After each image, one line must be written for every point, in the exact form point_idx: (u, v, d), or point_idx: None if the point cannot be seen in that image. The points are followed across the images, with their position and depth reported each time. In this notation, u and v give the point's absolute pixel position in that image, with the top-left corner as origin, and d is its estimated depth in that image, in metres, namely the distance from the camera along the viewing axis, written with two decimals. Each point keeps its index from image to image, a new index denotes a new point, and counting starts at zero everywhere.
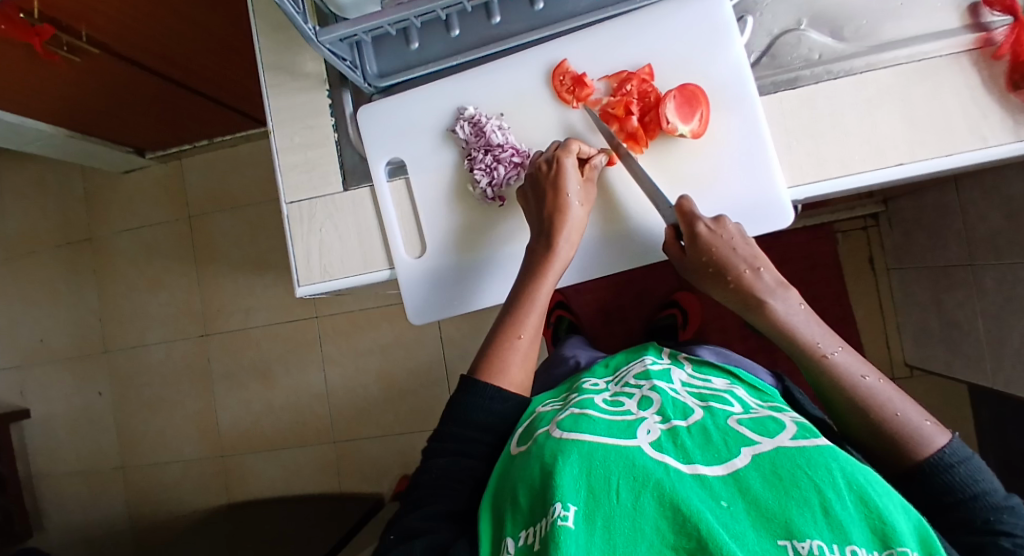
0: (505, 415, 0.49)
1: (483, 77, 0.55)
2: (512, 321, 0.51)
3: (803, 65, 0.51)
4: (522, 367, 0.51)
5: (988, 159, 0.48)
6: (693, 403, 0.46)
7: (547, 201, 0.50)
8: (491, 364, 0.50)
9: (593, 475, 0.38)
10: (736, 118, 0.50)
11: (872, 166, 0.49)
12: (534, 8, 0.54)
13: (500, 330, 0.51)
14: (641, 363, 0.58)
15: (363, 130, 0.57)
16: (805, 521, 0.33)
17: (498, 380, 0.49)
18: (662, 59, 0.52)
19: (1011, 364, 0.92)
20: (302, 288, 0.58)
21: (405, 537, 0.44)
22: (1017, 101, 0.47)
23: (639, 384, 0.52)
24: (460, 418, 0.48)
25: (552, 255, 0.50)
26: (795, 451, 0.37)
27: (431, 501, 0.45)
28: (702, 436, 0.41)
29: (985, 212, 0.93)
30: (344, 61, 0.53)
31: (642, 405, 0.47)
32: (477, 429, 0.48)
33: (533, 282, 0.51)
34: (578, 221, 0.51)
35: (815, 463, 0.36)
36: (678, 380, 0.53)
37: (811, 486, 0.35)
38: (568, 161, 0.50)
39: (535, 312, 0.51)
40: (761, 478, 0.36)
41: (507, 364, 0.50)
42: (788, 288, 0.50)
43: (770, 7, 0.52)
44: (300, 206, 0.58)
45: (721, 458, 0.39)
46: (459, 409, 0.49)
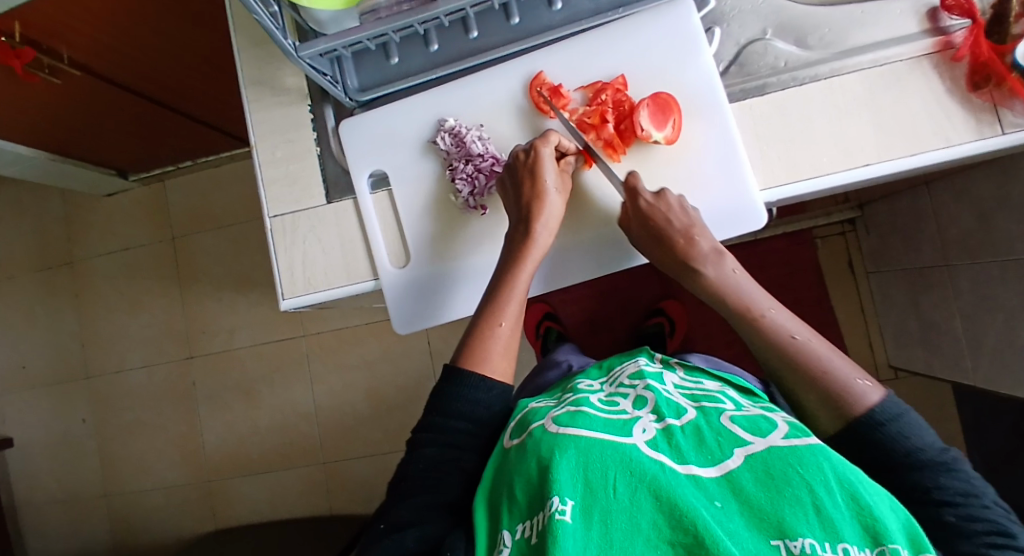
0: (489, 404, 0.49)
1: (463, 89, 0.56)
2: (493, 310, 0.51)
3: (770, 72, 0.53)
4: (504, 356, 0.51)
5: (953, 157, 0.50)
6: (687, 404, 0.47)
7: (525, 187, 0.51)
8: (474, 351, 0.50)
9: (590, 469, 0.38)
10: (708, 124, 0.52)
11: (841, 167, 0.51)
12: (510, 22, 0.56)
13: (480, 320, 0.51)
14: (635, 364, 0.59)
15: (345, 143, 0.58)
16: (798, 520, 0.34)
17: (483, 368, 0.50)
18: (634, 70, 0.54)
19: (989, 360, 0.94)
20: (287, 301, 0.58)
21: (393, 530, 0.43)
22: (978, 100, 0.50)
23: (633, 385, 0.52)
24: (447, 411, 0.48)
25: (530, 243, 0.51)
26: (788, 451, 0.38)
27: (418, 494, 0.45)
28: (695, 436, 0.41)
29: (955, 214, 0.96)
30: (325, 76, 0.54)
31: (636, 406, 0.48)
32: (464, 420, 0.48)
33: (509, 272, 0.51)
34: (555, 211, 0.52)
35: (807, 461, 0.36)
36: (671, 382, 0.54)
37: (804, 485, 0.35)
38: (546, 151, 0.51)
39: (514, 299, 0.51)
40: (754, 478, 0.37)
41: (488, 352, 0.50)
42: (724, 256, 0.52)
43: (738, 18, 0.54)
44: (283, 219, 0.59)
45: (715, 459, 0.39)
46: (445, 400, 0.48)
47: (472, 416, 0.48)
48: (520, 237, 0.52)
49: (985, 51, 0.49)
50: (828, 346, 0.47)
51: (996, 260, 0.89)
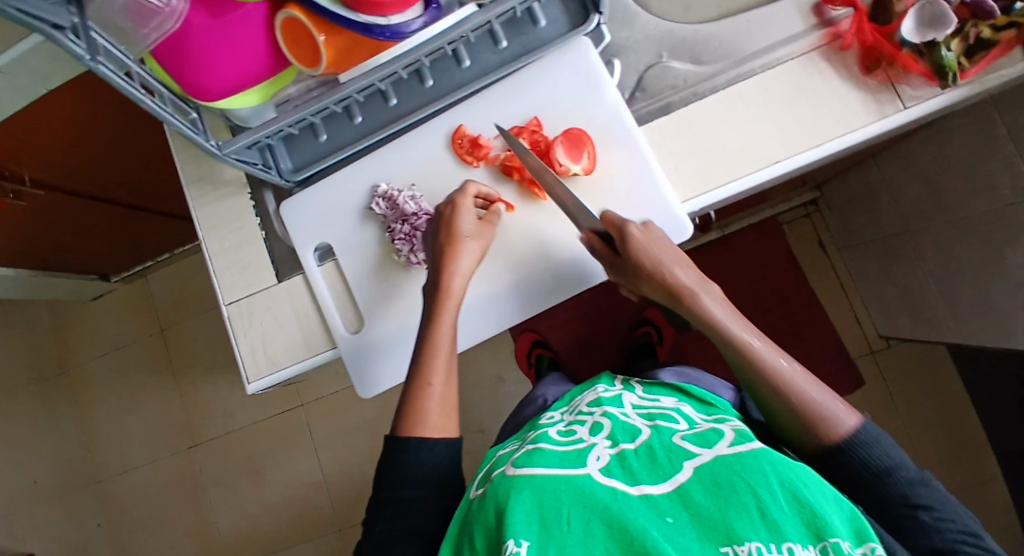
0: (433, 461, 0.49)
1: (390, 154, 0.59)
2: (421, 369, 0.52)
3: (672, 92, 0.55)
4: (442, 413, 0.51)
5: (856, 141, 0.52)
6: (642, 424, 0.49)
7: (440, 234, 0.53)
8: (409, 417, 0.50)
9: (545, 507, 0.38)
10: (622, 149, 0.54)
11: (754, 168, 0.53)
12: (425, 85, 0.58)
13: (412, 380, 0.52)
14: (595, 391, 0.60)
15: (288, 222, 0.60)
16: (746, 526, 0.34)
17: (420, 430, 0.50)
18: (546, 110, 0.56)
19: (968, 318, 0.95)
20: (253, 385, 0.59)
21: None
22: (875, 81, 0.52)
23: (591, 410, 0.54)
24: (390, 478, 0.48)
25: (446, 293, 0.52)
26: (731, 459, 0.39)
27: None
28: (648, 457, 0.43)
29: (904, 181, 0.98)
30: (256, 165, 0.56)
31: (594, 431, 0.49)
32: (414, 483, 0.48)
33: (431, 325, 0.52)
34: (471, 255, 0.53)
35: (751, 467, 0.38)
36: (631, 404, 0.55)
37: (748, 489, 0.36)
38: (464, 202, 0.53)
39: (440, 354, 0.52)
40: (702, 489, 0.38)
41: (423, 412, 0.50)
42: (709, 283, 0.51)
43: (634, 48, 0.57)
44: (239, 304, 0.61)
45: (666, 475, 0.40)
46: (388, 468, 0.49)
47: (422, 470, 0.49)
48: (436, 288, 0.53)
49: (870, 35, 0.51)
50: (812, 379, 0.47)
51: (953, 221, 0.90)
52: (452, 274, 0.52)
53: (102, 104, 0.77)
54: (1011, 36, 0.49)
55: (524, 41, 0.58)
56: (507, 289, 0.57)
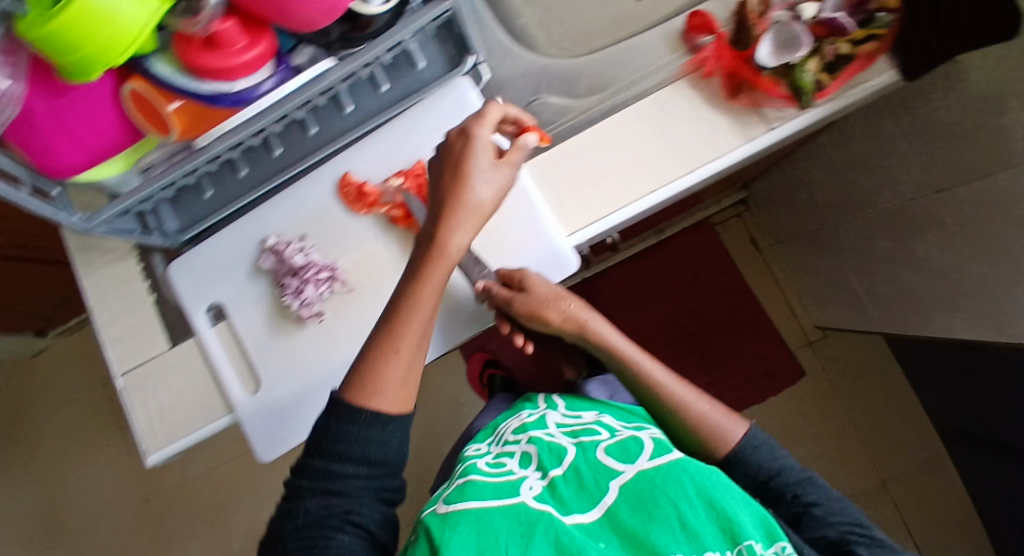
0: (382, 442, 0.44)
1: (277, 207, 0.58)
2: (392, 334, 0.47)
3: (550, 127, 0.56)
4: (402, 386, 0.46)
5: (728, 163, 0.53)
6: (567, 442, 0.49)
7: (448, 174, 0.48)
8: (363, 383, 0.45)
9: (483, 537, 0.37)
10: (507, 186, 0.54)
11: (632, 197, 0.53)
12: (308, 133, 0.57)
13: (375, 344, 0.46)
14: (519, 417, 0.60)
15: (176, 284, 0.58)
16: (670, 542, 0.36)
17: (376, 401, 0.44)
18: (429, 153, 0.56)
19: (891, 307, 0.98)
20: (151, 457, 0.57)
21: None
22: (740, 104, 0.53)
23: (518, 439, 0.53)
24: (325, 454, 0.43)
25: (438, 246, 0.47)
26: (653, 472, 0.41)
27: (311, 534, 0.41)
28: (576, 483, 0.43)
29: (820, 179, 1.01)
30: (134, 232, 0.55)
31: (522, 462, 0.48)
32: (357, 465, 0.43)
33: (407, 286, 0.48)
34: (482, 201, 0.48)
35: (669, 479, 0.40)
36: (553, 423, 0.54)
37: (669, 502, 0.38)
38: (480, 131, 0.47)
39: (416, 318, 0.47)
40: (628, 507, 0.40)
41: (380, 383, 0.45)
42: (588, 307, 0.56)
43: (511, 85, 0.58)
44: (132, 374, 0.58)
45: (594, 500, 0.41)
46: (326, 443, 0.43)
47: (371, 445, 0.44)
48: (428, 237, 0.48)
49: (730, 59, 0.53)
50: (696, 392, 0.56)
51: (864, 213, 0.93)
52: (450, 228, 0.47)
53: None
54: (870, 48, 0.51)
55: (406, 83, 0.57)
56: None
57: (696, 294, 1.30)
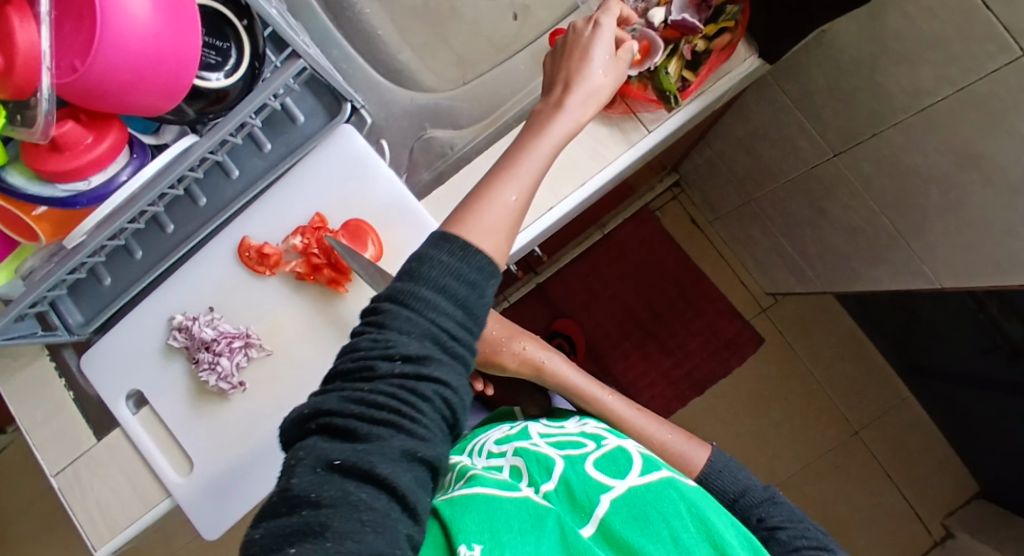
0: (476, 290, 0.32)
1: (182, 283, 0.57)
2: (497, 179, 0.38)
3: (443, 160, 0.59)
4: (506, 238, 0.37)
5: (617, 171, 0.55)
6: (554, 452, 0.49)
7: (566, 56, 0.42)
8: (467, 212, 0.36)
9: (493, 519, 0.36)
10: (406, 226, 0.55)
11: (532, 217, 0.54)
12: (200, 204, 0.57)
13: (478, 190, 0.37)
14: (500, 430, 0.62)
15: (91, 377, 0.57)
16: (662, 553, 0.37)
17: (465, 230, 0.35)
18: (326, 205, 0.56)
19: (824, 265, 1.01)
20: (103, 550, 0.56)
21: (340, 451, 0.25)
22: (615, 113, 0.55)
23: (502, 450, 0.54)
24: (422, 290, 0.30)
25: (561, 106, 0.40)
26: (644, 488, 0.42)
27: (376, 401, 0.27)
28: (568, 494, 0.43)
29: (734, 155, 1.03)
30: (33, 336, 0.53)
31: (512, 473, 0.48)
32: (446, 310, 0.30)
33: (524, 142, 0.39)
34: (595, 85, 0.41)
35: (660, 494, 0.41)
36: (536, 435, 0.57)
37: (660, 518, 0.39)
38: (607, 20, 0.43)
39: (530, 169, 0.39)
40: (621, 518, 0.40)
41: (490, 236, 0.36)
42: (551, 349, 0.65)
43: (395, 126, 0.62)
44: (66, 474, 0.57)
45: (587, 514, 0.41)
46: (417, 282, 0.30)
47: (457, 278, 0.31)
48: (551, 105, 0.41)
49: None
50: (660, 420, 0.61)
51: (777, 184, 0.96)
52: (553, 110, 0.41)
53: None
54: (724, 41, 0.53)
55: (288, 139, 0.57)
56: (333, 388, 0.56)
57: (646, 281, 1.32)
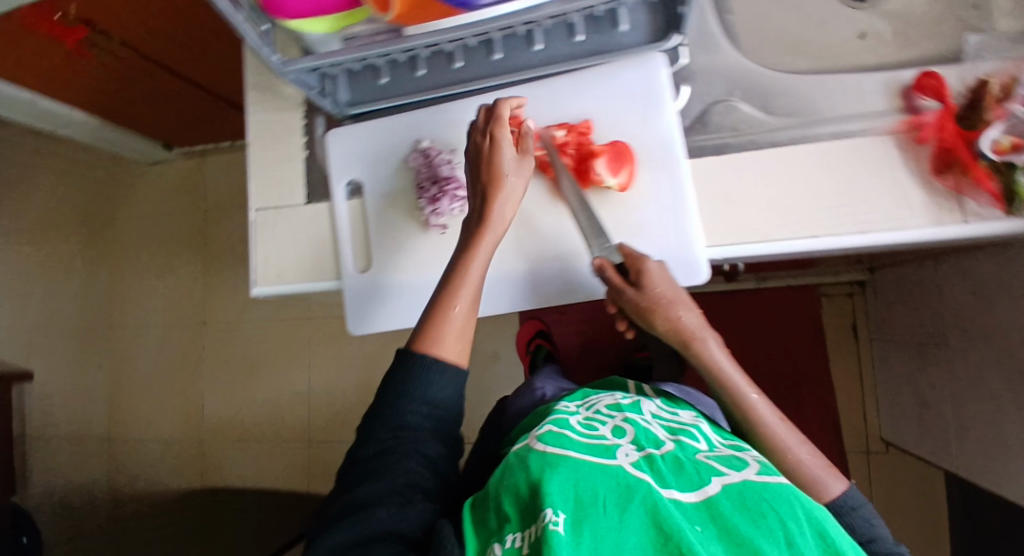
0: (441, 386, 0.51)
1: (441, 116, 0.60)
2: (448, 294, 0.54)
3: (730, 134, 0.54)
4: (458, 338, 0.53)
5: (904, 241, 0.50)
6: (665, 437, 0.49)
7: (482, 170, 0.54)
8: (431, 333, 0.52)
9: (581, 486, 0.39)
10: (663, 177, 0.53)
11: (788, 235, 0.51)
12: (492, 58, 0.58)
13: (438, 300, 0.53)
14: (613, 397, 0.62)
15: (330, 150, 0.62)
16: (771, 548, 0.33)
17: (436, 349, 0.52)
18: (601, 116, 0.56)
19: (975, 450, 0.89)
20: (258, 288, 0.63)
21: (351, 508, 0.45)
22: (942, 186, 0.49)
23: (612, 413, 0.55)
24: (398, 392, 0.50)
25: (486, 229, 0.53)
26: (759, 485, 0.39)
27: (372, 475, 0.47)
28: (674, 463, 0.42)
29: (957, 292, 0.91)
30: (313, 90, 0.58)
31: (616, 433, 0.49)
32: (419, 403, 0.50)
33: (465, 257, 0.53)
34: (511, 198, 0.54)
35: (779, 498, 0.37)
36: (648, 411, 0.56)
37: (776, 519, 0.35)
38: (502, 132, 0.52)
39: (469, 286, 0.53)
40: (732, 505, 0.37)
41: (442, 335, 0.52)
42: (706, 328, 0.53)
43: (707, 77, 0.55)
44: (266, 213, 0.63)
45: (695, 486, 0.40)
46: (399, 381, 0.51)
47: (438, 385, 0.51)
48: (480, 221, 0.54)
49: (952, 137, 0.48)
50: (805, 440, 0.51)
51: (989, 345, 0.84)
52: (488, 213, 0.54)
53: None
54: None
55: (601, 39, 0.56)
56: (518, 276, 0.57)
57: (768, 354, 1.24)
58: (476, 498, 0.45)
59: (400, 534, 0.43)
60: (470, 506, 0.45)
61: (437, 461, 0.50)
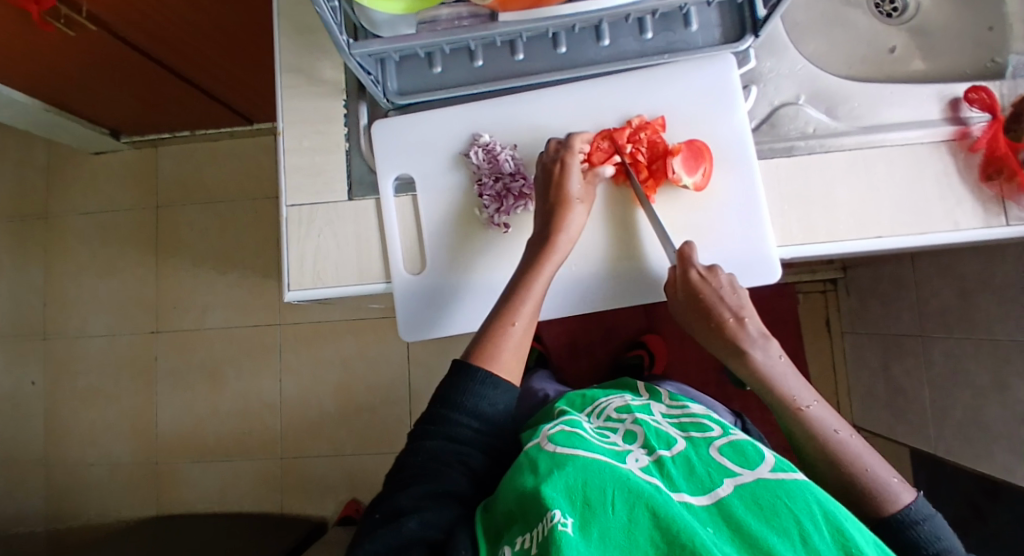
0: (495, 401, 0.50)
1: (502, 111, 0.57)
2: (508, 307, 0.52)
3: (799, 136, 0.55)
4: (514, 354, 0.52)
5: (959, 241, 0.52)
6: (676, 433, 0.48)
7: (550, 192, 0.53)
8: (487, 347, 0.51)
9: (588, 486, 0.38)
10: (735, 177, 0.54)
11: (855, 236, 0.53)
12: (557, 51, 0.56)
13: (498, 316, 0.52)
14: (622, 397, 0.58)
15: (376, 141, 0.58)
16: (784, 547, 0.34)
17: (492, 363, 0.50)
18: (673, 114, 0.56)
19: (953, 434, 0.95)
20: (292, 292, 0.57)
21: (389, 515, 0.45)
22: (989, 191, 0.52)
23: (621, 418, 0.52)
24: (451, 403, 0.49)
25: (549, 245, 0.52)
26: (774, 483, 0.38)
27: (417, 481, 0.46)
28: (685, 466, 0.42)
29: (938, 287, 0.95)
30: (369, 75, 0.53)
31: (627, 439, 0.48)
32: (471, 415, 0.49)
33: (528, 276, 0.52)
34: (578, 221, 0.53)
35: (794, 494, 0.37)
36: (659, 412, 0.54)
37: (790, 516, 0.36)
38: (573, 161, 0.53)
39: (531, 299, 0.52)
40: (743, 504, 0.37)
41: (499, 349, 0.51)
42: (769, 339, 0.53)
43: (774, 80, 0.57)
44: (300, 209, 0.58)
45: (706, 488, 0.40)
46: (452, 392, 0.50)
47: (489, 397, 0.50)
48: (538, 242, 0.52)
49: (1001, 146, 0.51)
50: (863, 443, 0.49)
51: (971, 337, 0.89)
52: (558, 229, 0.52)
53: None
54: None
55: (669, 37, 0.56)
56: (591, 277, 0.56)
57: None
58: (489, 501, 0.44)
59: (429, 536, 0.43)
60: (485, 509, 0.44)
61: (478, 472, 0.49)
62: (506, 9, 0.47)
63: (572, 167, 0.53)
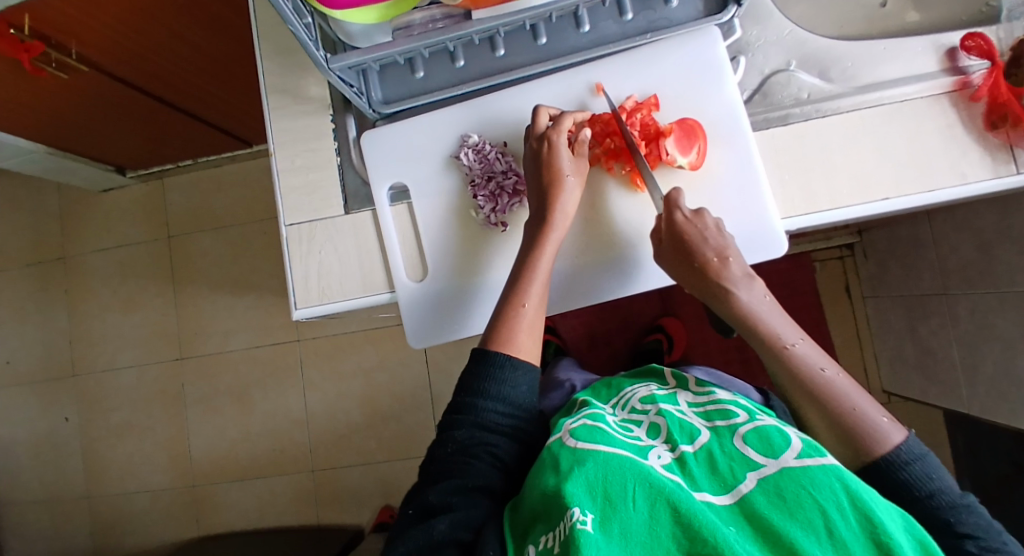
0: (517, 384, 0.50)
1: (488, 110, 0.57)
2: (516, 291, 0.51)
3: (793, 104, 0.54)
4: (530, 336, 0.51)
5: (969, 195, 0.50)
6: (700, 425, 0.46)
7: (541, 172, 0.52)
8: (499, 332, 0.51)
9: (609, 480, 0.38)
10: (729, 151, 0.53)
11: (859, 200, 0.51)
12: (537, 42, 0.55)
13: (506, 299, 0.51)
14: (647, 387, 0.57)
15: (365, 153, 0.58)
16: (809, 542, 0.32)
17: (508, 347, 0.50)
18: (666, 91, 0.55)
19: (986, 391, 0.92)
20: (299, 311, 0.58)
21: (423, 512, 0.45)
22: (995, 139, 0.50)
23: (646, 409, 0.51)
24: (474, 391, 0.49)
25: (549, 222, 0.52)
26: (799, 471, 0.36)
27: (446, 476, 0.46)
28: (709, 462, 0.40)
29: (956, 243, 0.92)
30: (351, 88, 0.53)
31: (651, 433, 0.47)
32: (495, 402, 0.49)
33: (534, 255, 0.51)
34: (574, 194, 0.52)
35: (819, 482, 0.35)
36: (686, 402, 0.52)
37: (815, 507, 0.34)
38: (559, 138, 0.52)
39: (537, 281, 0.51)
40: (767, 500, 0.35)
41: (513, 334, 0.50)
42: (753, 280, 0.50)
43: (762, 48, 0.56)
44: (299, 228, 0.58)
45: (728, 486, 0.38)
46: (474, 380, 0.50)
47: (509, 383, 0.49)
48: (535, 240, 0.52)
49: (1004, 92, 0.49)
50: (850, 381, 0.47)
51: (996, 291, 0.86)
52: (553, 206, 0.52)
53: (159, 3, 0.72)
54: None
55: (650, 16, 0.55)
56: (593, 267, 0.56)
57: None
58: (517, 501, 0.43)
59: (459, 536, 0.42)
60: (513, 508, 0.43)
61: (507, 462, 0.48)
62: (479, 7, 0.48)
63: (561, 144, 0.52)
